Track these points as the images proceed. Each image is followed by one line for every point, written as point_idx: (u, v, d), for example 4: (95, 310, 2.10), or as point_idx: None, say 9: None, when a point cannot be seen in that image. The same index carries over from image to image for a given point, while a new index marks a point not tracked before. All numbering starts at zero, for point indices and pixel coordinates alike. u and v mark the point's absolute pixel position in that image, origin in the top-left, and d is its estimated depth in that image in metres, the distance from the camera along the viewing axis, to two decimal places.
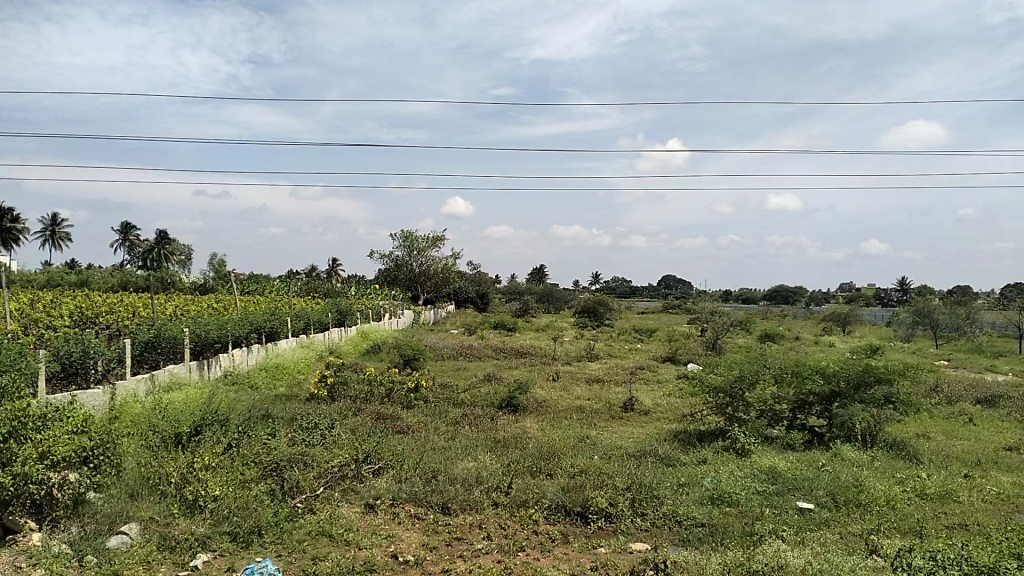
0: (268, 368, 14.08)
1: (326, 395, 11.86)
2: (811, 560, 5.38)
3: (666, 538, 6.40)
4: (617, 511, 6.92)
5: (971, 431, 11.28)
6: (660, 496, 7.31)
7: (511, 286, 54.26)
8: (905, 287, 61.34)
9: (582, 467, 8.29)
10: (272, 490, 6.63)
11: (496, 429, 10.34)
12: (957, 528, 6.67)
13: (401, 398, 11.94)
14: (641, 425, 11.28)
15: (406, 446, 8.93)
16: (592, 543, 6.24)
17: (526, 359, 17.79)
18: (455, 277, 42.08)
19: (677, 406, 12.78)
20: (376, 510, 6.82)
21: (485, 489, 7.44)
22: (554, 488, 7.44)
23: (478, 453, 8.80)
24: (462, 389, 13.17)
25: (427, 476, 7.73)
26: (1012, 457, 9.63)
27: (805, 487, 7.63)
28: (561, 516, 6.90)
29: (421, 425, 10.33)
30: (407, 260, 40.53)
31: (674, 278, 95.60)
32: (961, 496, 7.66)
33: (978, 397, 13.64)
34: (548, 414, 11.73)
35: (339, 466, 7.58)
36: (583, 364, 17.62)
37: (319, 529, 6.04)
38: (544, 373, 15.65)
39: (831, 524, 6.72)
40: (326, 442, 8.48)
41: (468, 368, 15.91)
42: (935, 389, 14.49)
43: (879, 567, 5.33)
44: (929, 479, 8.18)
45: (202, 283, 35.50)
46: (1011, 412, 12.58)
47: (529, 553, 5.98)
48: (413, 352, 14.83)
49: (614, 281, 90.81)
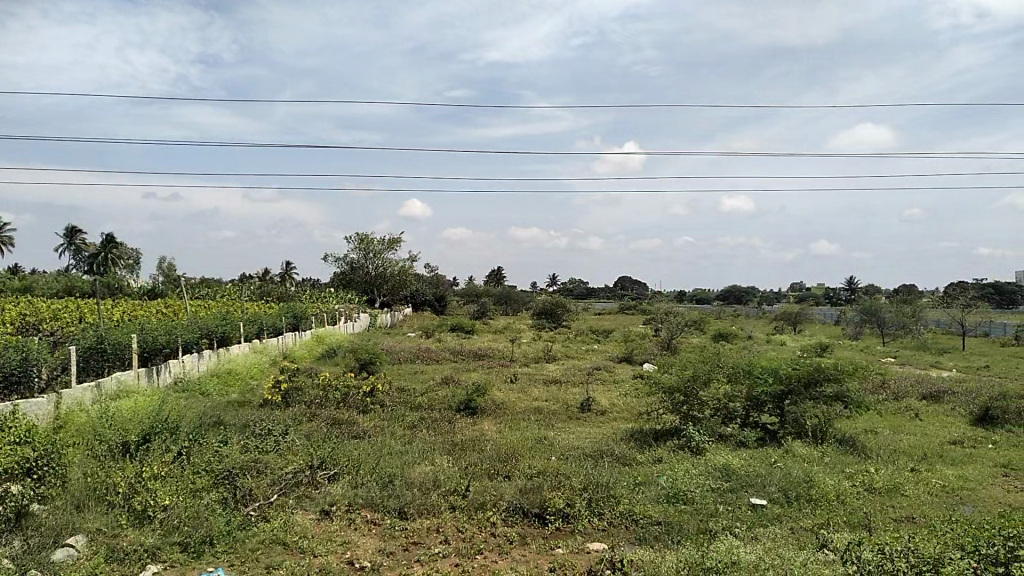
0: (220, 374, 13.81)
1: (279, 401, 11.66)
2: (763, 555, 5.46)
3: (623, 537, 6.45)
4: (575, 511, 6.94)
5: (917, 426, 11.62)
6: (617, 495, 7.35)
7: (469, 288, 54.20)
8: (853, 287, 62.91)
9: (540, 468, 8.30)
10: (224, 498, 6.49)
11: (454, 432, 10.31)
12: (904, 521, 6.85)
13: (357, 403, 11.81)
14: (598, 426, 11.33)
15: (362, 451, 8.83)
16: (550, 544, 6.25)
17: (484, 361, 17.78)
18: (412, 280, 41.84)
19: (634, 406, 12.88)
20: (332, 516, 6.73)
21: (441, 492, 7.40)
22: (511, 490, 7.44)
23: (435, 456, 8.76)
24: (419, 392, 13.09)
25: (384, 481, 7.66)
26: (956, 450, 9.95)
27: (757, 483, 7.76)
28: (518, 518, 6.90)
29: (378, 429, 10.24)
30: (363, 263, 40.12)
31: (630, 279, 96.54)
32: (908, 489, 7.88)
33: (924, 393, 14.05)
34: (505, 416, 11.72)
35: (294, 472, 7.46)
36: (541, 365, 17.67)
37: (273, 537, 5.94)
38: (501, 375, 15.64)
39: (783, 519, 6.85)
40: (281, 448, 8.34)
41: (425, 371, 15.83)
42: (883, 385, 14.87)
43: (829, 560, 5.42)
44: (877, 473, 8.39)
45: (151, 288, 34.61)
46: (955, 407, 12.98)
47: (487, 555, 5.96)
48: (369, 356, 14.70)
49: (571, 282, 91.36)
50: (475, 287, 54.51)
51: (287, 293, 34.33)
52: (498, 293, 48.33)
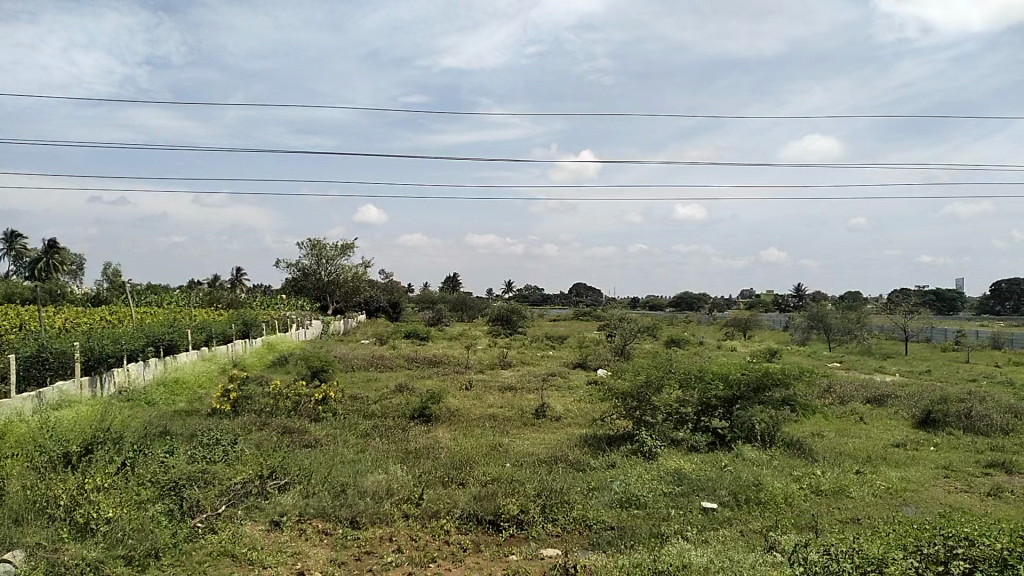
0: (167, 383, 13.50)
1: (229, 410, 11.43)
2: (713, 558, 5.55)
3: (576, 542, 6.48)
4: (529, 518, 6.95)
5: (861, 429, 11.93)
6: (571, 500, 7.39)
7: (425, 294, 53.98)
8: (801, 294, 64.36)
9: (494, 475, 8.29)
10: (170, 510, 6.32)
11: (408, 439, 10.24)
12: (849, 522, 7.02)
13: (309, 411, 11.65)
14: (552, 432, 11.37)
15: (314, 460, 8.72)
16: (503, 551, 6.24)
17: (439, 369, 17.72)
18: (366, 286, 41.47)
19: (587, 412, 12.98)
20: (282, 527, 6.62)
21: (395, 501, 7.34)
22: (465, 497, 7.41)
23: (388, 465, 8.69)
24: (373, 400, 12.98)
25: (336, 491, 7.57)
26: (899, 452, 10.24)
27: (708, 487, 7.87)
28: (472, 525, 6.88)
29: (330, 438, 10.11)
30: (316, 269, 39.60)
31: (584, 287, 97.19)
32: (853, 491, 8.08)
33: (868, 397, 14.44)
34: (460, 423, 11.70)
35: (242, 482, 7.32)
36: (496, 372, 17.69)
37: (221, 549, 5.83)
38: (456, 382, 15.59)
39: (733, 522, 6.96)
40: (229, 458, 8.19)
41: (379, 378, 15.69)
42: (830, 389, 15.22)
43: (777, 562, 5.54)
44: (823, 475, 8.59)
45: (94, 295, 33.60)
46: (898, 410, 13.37)
47: (441, 563, 5.93)
48: (321, 364, 14.53)
49: (526, 289, 91.57)
50: (430, 293, 54.30)
51: (237, 300, 33.74)
52: (453, 300, 48.20)
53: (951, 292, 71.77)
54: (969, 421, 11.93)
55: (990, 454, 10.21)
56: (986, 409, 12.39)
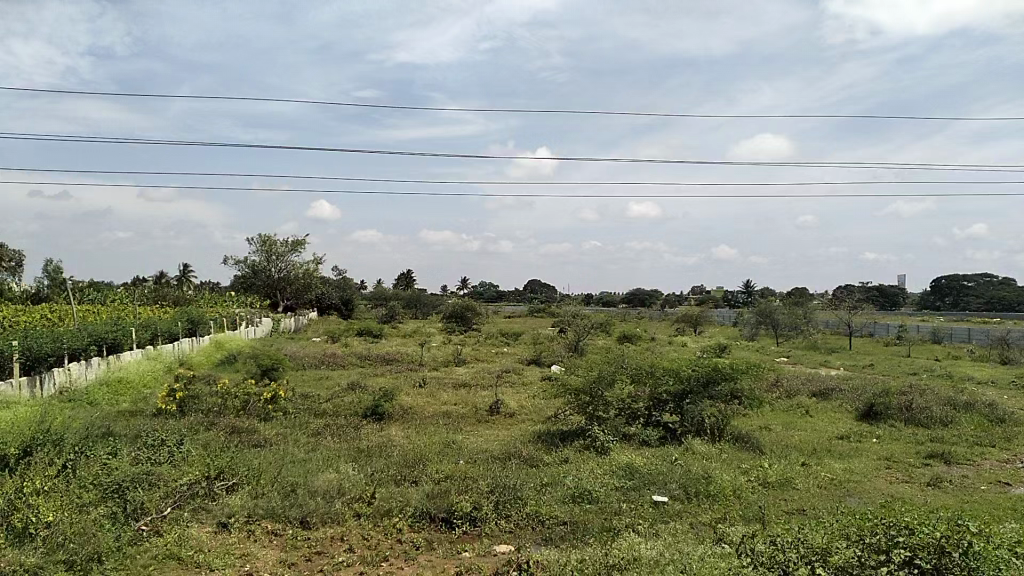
0: (110, 383, 13.14)
1: (175, 410, 11.16)
2: (663, 551, 5.63)
3: (529, 538, 6.50)
4: (482, 515, 6.95)
5: (807, 422, 12.22)
6: (524, 497, 7.40)
7: (378, 291, 53.60)
8: (750, 290, 65.71)
9: (447, 472, 8.26)
10: (114, 513, 6.15)
11: (360, 438, 10.15)
12: (795, 513, 7.19)
13: (258, 411, 11.44)
14: (506, 428, 11.39)
15: (263, 460, 8.58)
16: (456, 548, 6.23)
17: (392, 366, 17.60)
18: (318, 283, 40.96)
19: (541, 408, 13.04)
20: (230, 528, 6.50)
21: (346, 500, 7.27)
22: (419, 495, 7.38)
23: (340, 464, 8.58)
24: (325, 399, 12.85)
25: (286, 491, 7.46)
26: (844, 444, 10.51)
27: (659, 480, 7.97)
28: (425, 523, 6.85)
29: (279, 437, 9.96)
30: (266, 265, 38.90)
31: (539, 283, 97.59)
32: (799, 482, 8.28)
33: (814, 391, 14.80)
34: (413, 421, 11.63)
35: (189, 484, 7.16)
36: (450, 369, 17.64)
37: (167, 553, 5.70)
38: (409, 380, 15.48)
39: (684, 515, 7.07)
40: (175, 460, 8.00)
41: (330, 376, 15.51)
42: (777, 383, 15.56)
43: (725, 553, 5.63)
44: (770, 468, 8.77)
45: (33, 293, 32.42)
46: (842, 403, 13.73)
47: (393, 562, 5.88)
48: (271, 363, 14.32)
49: (480, 286, 91.66)
50: (382, 290, 53.91)
51: (184, 297, 32.97)
52: (406, 297, 47.92)
53: (893, 288, 73.99)
54: (910, 413, 12.32)
55: (929, 445, 10.56)
56: (925, 401, 12.82)
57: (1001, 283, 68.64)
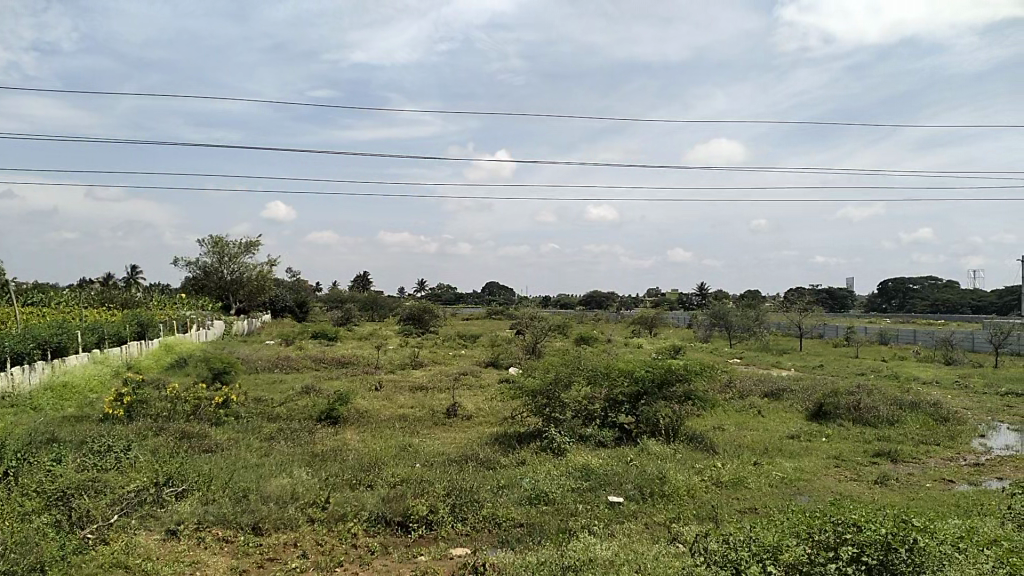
0: (54, 388, 12.75)
1: (123, 415, 10.88)
2: (618, 551, 5.67)
3: (486, 541, 6.49)
4: (438, 518, 6.92)
5: (759, 422, 12.45)
6: (480, 499, 7.38)
7: (334, 293, 53.03)
8: (704, 292, 66.70)
9: (403, 476, 8.20)
10: (57, 521, 5.94)
11: (314, 442, 10.01)
12: (748, 512, 7.31)
13: (209, 415, 11.20)
14: (463, 431, 11.36)
15: (214, 465, 8.41)
16: (412, 552, 6.19)
17: (348, 369, 17.41)
18: (271, 285, 40.36)
19: (498, 410, 13.05)
20: (179, 535, 6.35)
21: (300, 506, 7.17)
22: (374, 499, 7.31)
23: (294, 468, 8.46)
24: (278, 402, 12.65)
25: (237, 496, 7.33)
26: (794, 444, 10.72)
27: (615, 481, 8.03)
28: (381, 527, 6.79)
29: (231, 442, 9.77)
30: (219, 267, 38.15)
31: (496, 286, 97.66)
32: (751, 481, 8.42)
33: (766, 391, 15.08)
34: (369, 424, 11.52)
35: (136, 491, 6.98)
36: (406, 372, 17.53)
37: (113, 561, 5.55)
38: (365, 383, 15.34)
39: (639, 515, 7.14)
40: (122, 466, 7.80)
41: (284, 380, 15.28)
42: (730, 384, 15.81)
43: (678, 552, 5.70)
44: (723, 468, 8.90)
45: None
46: (793, 403, 14.01)
47: (348, 568, 5.82)
48: (223, 366, 14.05)
49: (438, 288, 91.38)
50: (337, 292, 53.39)
51: (133, 300, 32.19)
52: (362, 300, 47.49)
53: (842, 291, 75.83)
54: (858, 413, 12.63)
55: (876, 444, 10.84)
56: (872, 401, 13.14)
57: (945, 286, 70.66)
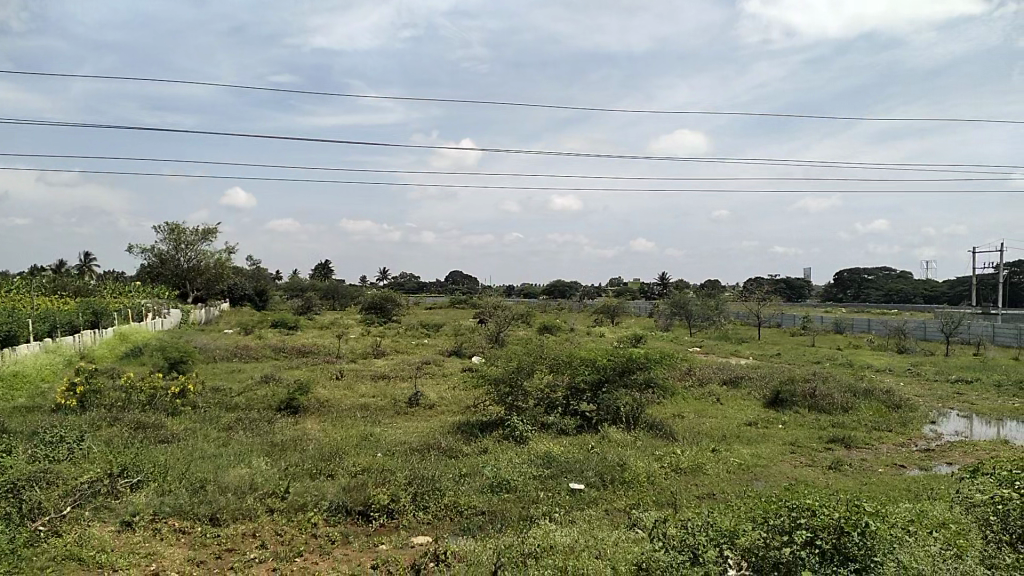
0: (3, 378, 12.41)
1: (76, 405, 10.64)
2: (578, 537, 5.73)
3: (447, 529, 6.50)
4: (399, 506, 6.92)
5: (719, 409, 12.66)
6: (442, 487, 7.39)
7: (294, 282, 52.44)
8: (666, 281, 67.42)
9: (364, 465, 8.16)
10: (7, 514, 5.78)
11: (273, 432, 9.91)
12: (706, 497, 7.44)
13: (166, 405, 11.02)
14: (425, 420, 11.34)
15: (171, 456, 8.28)
16: (373, 541, 6.17)
17: (308, 358, 17.27)
18: (230, 274, 39.75)
19: (460, 398, 13.07)
20: (135, 527, 6.24)
21: (259, 496, 7.10)
22: (335, 489, 7.27)
23: (253, 458, 8.38)
24: (236, 392, 12.50)
25: (194, 487, 7.22)
26: (751, 430, 10.93)
27: (576, 468, 8.10)
28: (341, 516, 6.76)
29: (188, 432, 9.64)
30: (175, 255, 37.42)
31: (460, 274, 97.63)
32: (709, 467, 8.57)
33: (725, 378, 15.35)
34: (330, 414, 11.44)
35: (90, 482, 6.84)
36: (368, 361, 17.43)
37: (66, 553, 5.43)
38: (326, 372, 15.22)
39: (599, 502, 7.22)
40: (75, 457, 7.64)
41: (243, 369, 15.08)
42: (690, 371, 16.04)
43: (638, 538, 5.78)
44: (682, 454, 9.04)
45: None
46: (750, 391, 14.27)
47: (307, 558, 5.78)
48: (180, 355, 13.82)
49: (401, 276, 91.01)
50: (298, 280, 52.79)
51: (86, 288, 31.45)
52: (324, 289, 47.04)
53: (800, 281, 77.27)
54: (813, 400, 12.92)
55: (831, 430, 11.08)
56: (828, 389, 13.43)
57: (899, 276, 72.32)
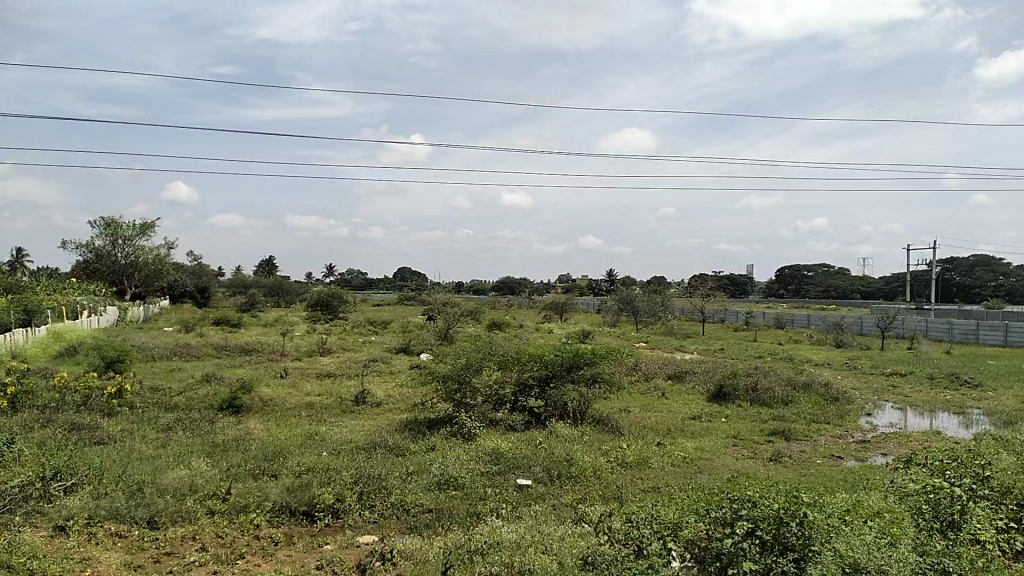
0: None
1: (5, 407, 10.22)
2: (524, 533, 5.75)
3: (393, 527, 6.45)
4: (345, 506, 6.84)
5: (664, 404, 12.87)
6: (388, 486, 7.32)
7: (238, 278, 51.44)
8: (613, 278, 68.22)
9: (308, 465, 8.05)
10: None
11: (215, 432, 9.70)
12: (650, 491, 7.55)
13: (101, 406, 10.67)
14: (372, 418, 11.24)
15: (106, 458, 8.02)
16: (317, 542, 6.08)
17: (252, 357, 16.94)
18: (170, 270, 38.76)
19: (407, 396, 12.98)
20: (68, 531, 6.03)
21: (199, 498, 6.92)
22: (278, 489, 7.14)
23: (193, 459, 8.18)
24: (176, 392, 12.19)
25: (131, 489, 7.01)
26: (695, 424, 11.11)
27: (524, 464, 8.13)
28: (285, 517, 6.64)
29: (125, 433, 9.35)
30: (112, 250, 36.29)
31: (409, 271, 97.02)
32: (654, 461, 8.69)
33: (670, 373, 15.62)
34: (274, 413, 11.24)
35: (20, 486, 6.58)
36: (313, 359, 17.19)
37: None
38: (270, 371, 14.91)
39: (546, 497, 7.26)
40: (4, 460, 7.34)
41: (183, 368, 14.71)
42: (636, 366, 16.26)
43: (584, 532, 5.82)
44: (628, 448, 9.15)
45: None
46: (694, 385, 14.53)
47: (250, 560, 5.67)
48: (116, 354, 13.41)
49: (348, 274, 90.01)
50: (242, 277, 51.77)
51: (17, 285, 30.22)
52: (268, 287, 46.16)
53: (743, 277, 78.93)
54: (755, 393, 13.23)
55: (772, 423, 11.35)
56: (769, 382, 13.76)
57: (838, 273, 74.44)
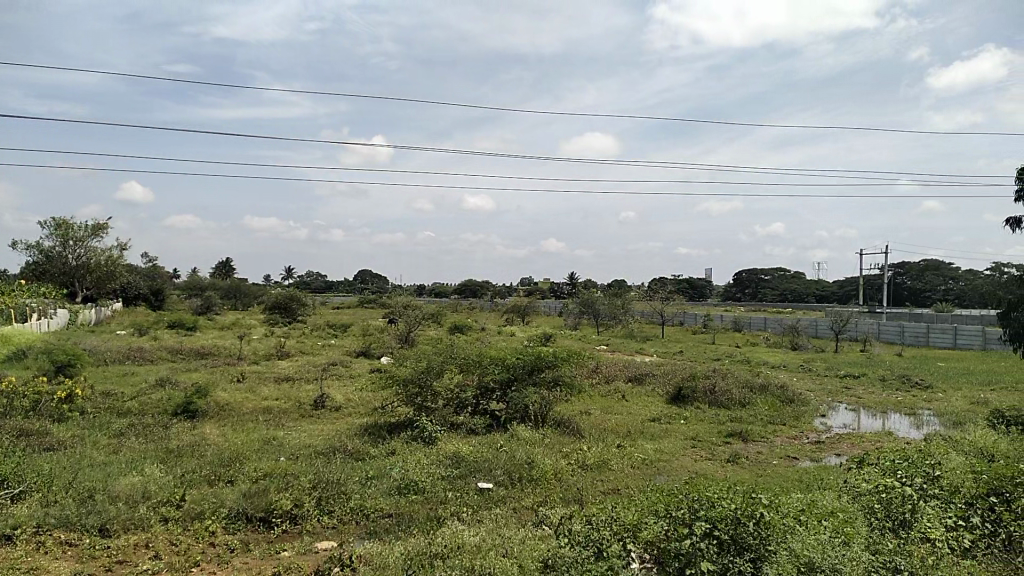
0: None
1: None
2: (485, 536, 5.73)
3: (352, 533, 6.39)
4: (303, 512, 6.75)
5: (624, 406, 12.97)
6: (347, 491, 7.25)
7: (194, 280, 50.52)
8: (574, 280, 68.57)
9: (266, 470, 7.92)
10: None
11: (169, 437, 9.50)
12: (610, 493, 7.60)
13: (50, 412, 10.37)
14: (332, 422, 11.12)
15: (55, 465, 7.79)
16: (274, 548, 5.99)
17: (208, 360, 16.64)
18: (123, 272, 37.88)
19: (368, 400, 12.87)
20: (15, 541, 5.85)
21: (152, 505, 6.77)
22: (234, 495, 7.00)
23: (146, 465, 7.99)
24: (129, 396, 11.90)
25: (81, 497, 6.83)
26: (655, 426, 11.21)
27: (485, 467, 8.11)
28: (241, 524, 6.53)
29: (75, 439, 9.10)
30: (62, 252, 35.35)
31: (369, 273, 96.23)
32: (614, 463, 8.75)
33: (630, 376, 15.75)
34: (230, 417, 11.06)
35: None
36: (271, 363, 16.95)
37: None
38: (226, 375, 14.65)
39: (507, 500, 7.25)
40: None
41: (136, 372, 14.39)
42: (597, 369, 16.35)
43: (544, 535, 5.83)
44: (588, 451, 9.19)
45: None
46: (654, 388, 14.67)
47: (204, 567, 5.56)
48: (66, 358, 13.05)
49: (308, 277, 88.94)
50: (198, 279, 50.87)
51: None
52: (225, 289, 45.43)
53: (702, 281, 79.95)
54: (713, 395, 13.40)
55: (729, 424, 11.51)
56: (726, 385, 13.95)
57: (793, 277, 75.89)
